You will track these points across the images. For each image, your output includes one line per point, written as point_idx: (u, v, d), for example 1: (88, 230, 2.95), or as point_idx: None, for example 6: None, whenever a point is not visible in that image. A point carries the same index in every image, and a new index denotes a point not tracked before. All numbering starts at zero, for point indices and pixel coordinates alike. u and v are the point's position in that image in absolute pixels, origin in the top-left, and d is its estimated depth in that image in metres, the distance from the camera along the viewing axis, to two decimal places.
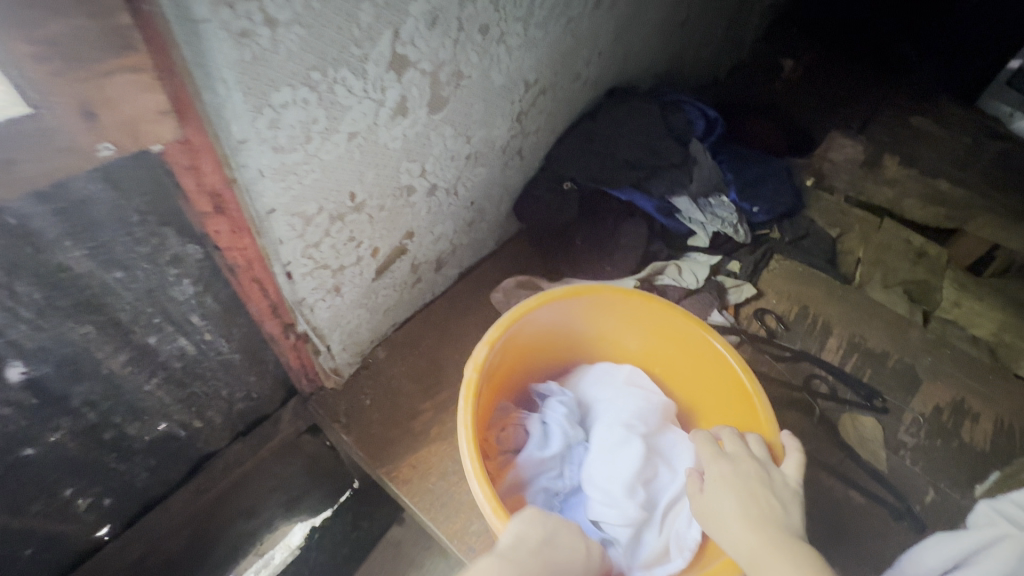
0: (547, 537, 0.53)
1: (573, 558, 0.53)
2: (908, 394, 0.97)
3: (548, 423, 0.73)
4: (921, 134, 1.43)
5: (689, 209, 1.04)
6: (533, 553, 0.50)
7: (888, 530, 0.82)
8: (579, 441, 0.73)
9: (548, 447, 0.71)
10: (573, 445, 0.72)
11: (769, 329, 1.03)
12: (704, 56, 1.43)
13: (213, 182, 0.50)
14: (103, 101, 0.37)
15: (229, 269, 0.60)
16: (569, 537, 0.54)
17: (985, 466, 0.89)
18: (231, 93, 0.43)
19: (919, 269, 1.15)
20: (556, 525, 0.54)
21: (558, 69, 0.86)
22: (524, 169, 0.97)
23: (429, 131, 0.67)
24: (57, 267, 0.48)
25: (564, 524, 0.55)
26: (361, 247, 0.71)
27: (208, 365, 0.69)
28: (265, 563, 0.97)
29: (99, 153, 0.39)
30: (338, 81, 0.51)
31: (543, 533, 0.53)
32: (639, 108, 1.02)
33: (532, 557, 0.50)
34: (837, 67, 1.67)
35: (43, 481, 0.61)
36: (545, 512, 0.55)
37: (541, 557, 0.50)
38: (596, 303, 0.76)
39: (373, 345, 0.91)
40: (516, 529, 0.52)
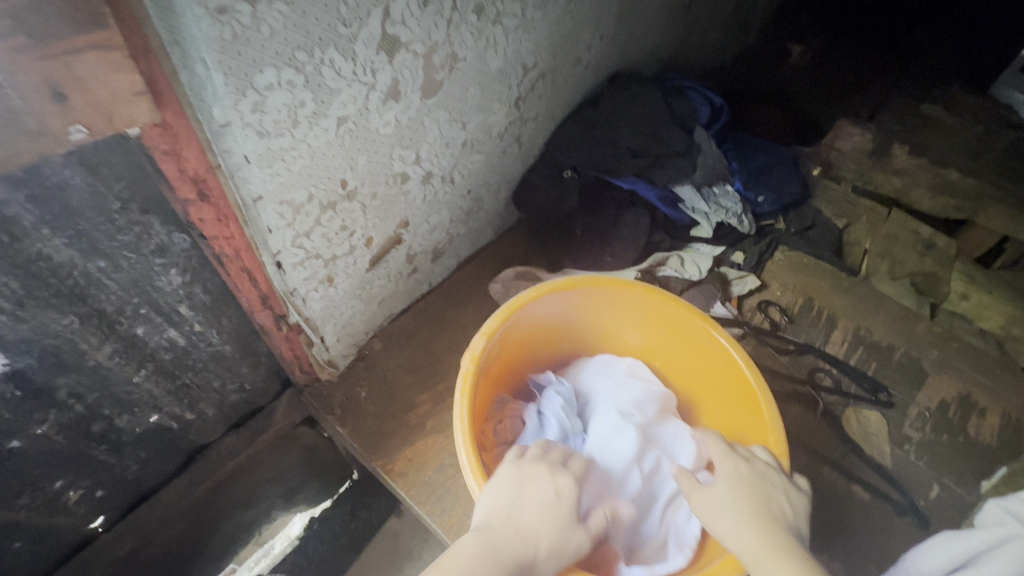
0: (517, 494, 0.52)
1: (547, 497, 0.53)
2: (914, 388, 0.95)
3: (546, 415, 0.71)
4: (933, 121, 1.39)
5: (693, 199, 1.01)
6: (504, 516, 0.50)
7: (890, 526, 0.81)
8: (577, 432, 0.70)
9: (545, 438, 0.69)
10: (572, 435, 0.70)
11: (773, 321, 1.01)
12: (710, 41, 1.39)
13: (195, 168, 0.48)
14: (72, 81, 0.35)
15: (216, 259, 0.58)
16: (539, 484, 0.54)
17: (991, 462, 0.88)
18: (211, 74, 0.42)
19: (927, 260, 1.12)
20: (524, 479, 0.54)
21: (558, 53, 0.84)
22: (523, 157, 0.95)
23: (423, 116, 0.65)
24: (35, 255, 0.46)
25: (532, 473, 0.54)
26: (354, 236, 0.69)
27: (198, 356, 0.68)
28: (265, 553, 0.98)
29: (71, 135, 0.37)
30: (325, 62, 0.49)
31: (511, 492, 0.52)
32: (642, 94, 0.99)
33: (503, 522, 0.50)
34: (846, 53, 1.63)
35: (31, 473, 0.60)
36: (514, 466, 0.55)
37: (511, 517, 0.50)
38: (596, 294, 0.74)
39: (369, 336, 0.90)
40: (488, 500, 0.52)
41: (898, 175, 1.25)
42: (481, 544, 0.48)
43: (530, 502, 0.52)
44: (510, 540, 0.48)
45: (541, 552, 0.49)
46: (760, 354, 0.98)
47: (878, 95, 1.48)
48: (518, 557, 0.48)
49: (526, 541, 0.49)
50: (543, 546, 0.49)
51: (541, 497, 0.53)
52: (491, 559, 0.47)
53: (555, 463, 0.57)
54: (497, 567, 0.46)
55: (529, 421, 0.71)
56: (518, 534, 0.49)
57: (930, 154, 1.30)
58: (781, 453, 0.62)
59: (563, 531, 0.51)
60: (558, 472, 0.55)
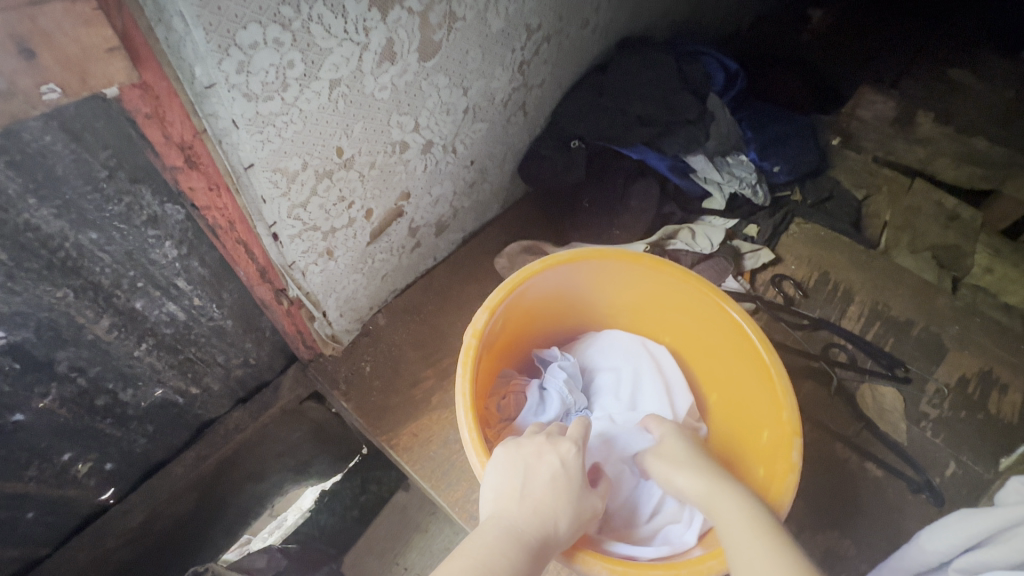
0: (523, 471, 0.50)
1: (553, 472, 0.51)
2: (933, 363, 0.92)
3: (548, 389, 0.70)
4: (960, 87, 1.32)
5: (706, 169, 0.97)
6: (515, 497, 0.48)
7: (903, 503, 0.79)
8: (580, 409, 0.70)
9: (545, 414, 0.68)
10: (573, 411, 0.69)
11: (787, 296, 0.98)
12: (726, 4, 1.32)
13: (181, 133, 0.47)
14: (38, 35, 0.33)
15: (210, 230, 0.57)
16: (540, 458, 0.52)
17: (1011, 438, 0.85)
18: (190, 29, 0.40)
19: (951, 232, 1.07)
20: (526, 455, 0.52)
21: (564, 14, 0.80)
22: (529, 127, 0.92)
23: (421, 80, 0.62)
24: (22, 226, 0.45)
25: (534, 449, 0.52)
26: (353, 207, 0.67)
27: (199, 331, 0.67)
28: (279, 524, 1.05)
29: (44, 96, 0.36)
30: (313, 19, 0.46)
31: (517, 471, 0.50)
32: (653, 59, 0.95)
33: (517, 504, 0.47)
34: (870, 16, 1.54)
35: (37, 446, 0.61)
36: (517, 446, 0.53)
37: (523, 497, 0.48)
38: (602, 267, 0.72)
39: (373, 312, 0.89)
40: (493, 484, 0.50)
41: (921, 146, 1.20)
42: (500, 530, 0.45)
43: (535, 480, 0.50)
44: (527, 520, 0.46)
45: (560, 524, 0.48)
46: (773, 330, 0.95)
47: (903, 60, 1.41)
48: (540, 534, 0.46)
49: (545, 517, 0.47)
50: (560, 518, 0.48)
51: (546, 471, 0.51)
52: (513, 542, 0.44)
53: (553, 432, 0.56)
54: (521, 550, 0.44)
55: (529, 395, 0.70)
56: (535, 512, 0.47)
57: (954, 123, 1.24)
58: (792, 430, 0.59)
59: (575, 500, 0.50)
60: (559, 441, 0.54)
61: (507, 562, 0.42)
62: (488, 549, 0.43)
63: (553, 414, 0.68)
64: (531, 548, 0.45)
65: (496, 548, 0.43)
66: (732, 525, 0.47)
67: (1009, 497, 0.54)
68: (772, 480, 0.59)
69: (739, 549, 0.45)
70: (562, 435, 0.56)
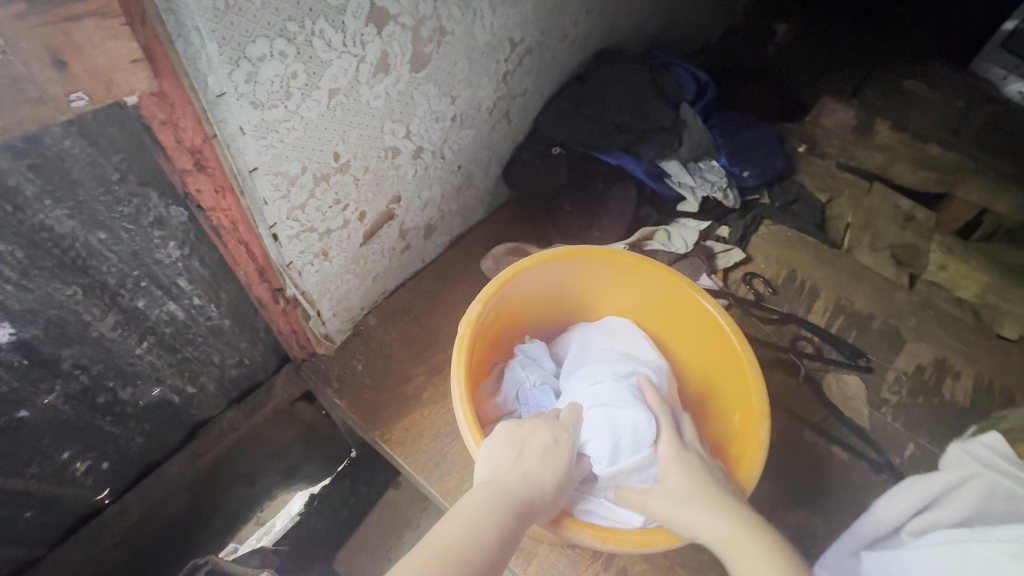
0: (519, 444, 0.55)
1: (545, 451, 0.55)
2: (892, 353, 0.99)
3: (506, 371, 0.76)
4: (913, 98, 1.42)
5: (680, 173, 1.04)
6: (508, 465, 0.52)
7: (867, 483, 0.85)
8: (533, 384, 0.74)
9: (502, 390, 0.74)
10: (528, 387, 0.74)
11: (757, 292, 1.04)
12: (696, 18, 1.40)
13: (192, 138, 0.50)
14: (70, 48, 0.37)
15: (213, 231, 0.60)
16: (536, 435, 0.57)
17: (963, 421, 0.92)
18: (205, 43, 0.43)
19: (907, 232, 1.15)
20: (524, 432, 0.56)
21: (545, 27, 0.85)
22: (512, 134, 0.96)
23: (413, 89, 0.66)
24: (37, 226, 0.47)
25: (530, 427, 0.57)
26: (348, 209, 0.70)
27: (198, 330, 0.69)
28: (266, 530, 1.03)
29: (72, 103, 0.39)
30: (315, 34, 0.50)
31: (515, 444, 0.54)
32: (628, 71, 1.01)
33: (509, 471, 0.51)
34: (830, 31, 1.64)
35: (38, 443, 0.62)
36: (517, 425, 0.57)
37: (515, 466, 0.52)
38: (586, 264, 0.77)
39: (364, 312, 0.92)
40: (489, 455, 0.54)
41: (880, 151, 1.28)
42: (493, 491, 0.49)
43: (528, 462, 0.53)
44: (516, 486, 0.50)
45: (547, 493, 0.52)
46: (745, 324, 1.01)
47: (862, 72, 1.50)
48: (529, 499, 0.50)
49: (535, 485, 0.51)
50: (548, 489, 0.52)
51: (538, 448, 0.55)
52: (502, 502, 0.48)
53: (550, 416, 0.61)
54: (508, 510, 0.48)
55: (494, 377, 0.76)
56: (526, 479, 0.51)
57: (909, 130, 1.33)
58: (761, 412, 0.64)
59: (562, 476, 0.55)
60: (554, 424, 0.60)
61: (495, 517, 0.47)
62: (476, 513, 0.47)
63: (504, 387, 0.74)
64: (517, 509, 0.48)
65: (485, 508, 0.47)
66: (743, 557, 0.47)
67: (947, 463, 0.62)
68: (744, 458, 0.64)
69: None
70: (557, 420, 0.61)
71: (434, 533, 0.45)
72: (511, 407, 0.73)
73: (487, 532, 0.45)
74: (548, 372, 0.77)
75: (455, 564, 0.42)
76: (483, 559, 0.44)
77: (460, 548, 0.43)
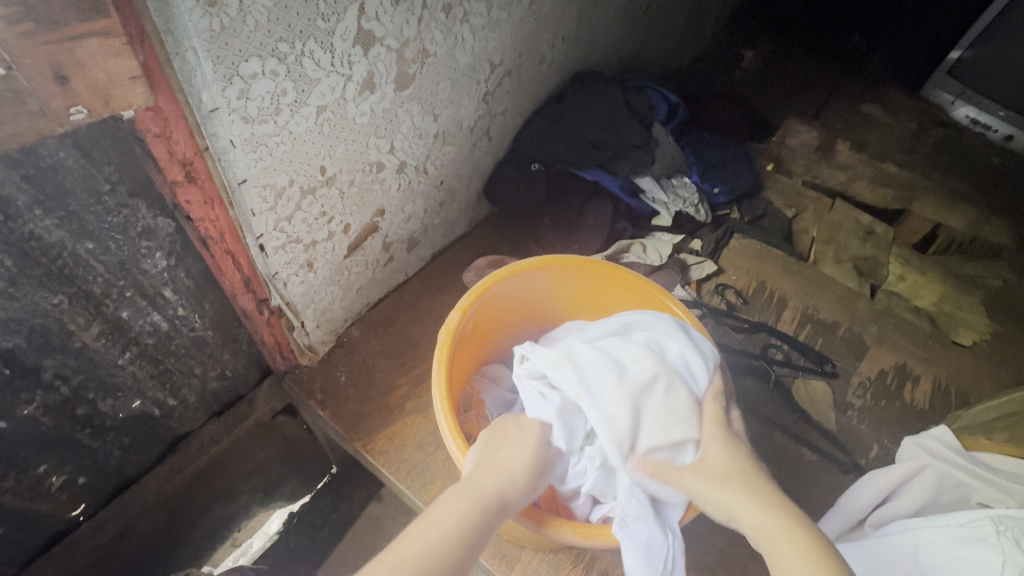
0: (493, 443, 0.59)
1: (518, 445, 0.58)
2: (856, 359, 1.04)
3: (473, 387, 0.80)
4: (870, 120, 1.52)
5: (654, 189, 1.09)
6: (481, 464, 0.55)
7: (834, 482, 0.89)
8: (494, 392, 0.80)
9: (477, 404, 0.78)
10: (492, 395, 0.79)
11: (729, 303, 1.08)
12: (667, 44, 1.48)
13: (184, 151, 0.52)
14: (73, 64, 0.39)
15: (200, 241, 0.61)
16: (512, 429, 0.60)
17: (922, 421, 0.97)
18: (200, 61, 0.46)
19: (868, 245, 1.20)
20: (499, 432, 0.60)
21: (523, 51, 0.89)
22: (493, 151, 1.00)
23: (397, 107, 0.69)
24: (27, 235, 0.49)
25: (505, 421, 0.61)
26: (333, 222, 0.73)
27: (180, 341, 0.70)
28: (243, 552, 1.02)
29: (71, 116, 0.41)
30: (305, 54, 0.53)
31: (489, 445, 0.58)
32: (603, 93, 1.06)
33: (480, 469, 0.55)
34: (793, 57, 1.74)
35: (15, 456, 0.62)
36: (501, 428, 0.61)
37: (488, 462, 0.56)
38: (561, 273, 0.81)
39: (347, 324, 0.93)
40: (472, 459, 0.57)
41: (843, 170, 1.35)
42: (466, 489, 0.53)
43: (503, 456, 0.56)
44: (485, 484, 0.53)
45: (519, 484, 0.55)
46: (718, 333, 1.04)
47: (823, 96, 1.59)
48: (499, 492, 0.53)
49: (507, 477, 0.54)
50: (520, 481, 0.55)
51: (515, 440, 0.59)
52: (469, 501, 0.52)
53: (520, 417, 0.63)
54: (475, 508, 0.51)
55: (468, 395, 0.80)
56: (497, 473, 0.55)
57: (868, 151, 1.41)
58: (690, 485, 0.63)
59: (538, 474, 0.57)
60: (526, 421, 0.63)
61: (468, 514, 0.50)
62: (448, 516, 0.50)
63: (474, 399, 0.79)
64: (486, 506, 0.52)
65: (452, 508, 0.51)
66: (797, 557, 0.48)
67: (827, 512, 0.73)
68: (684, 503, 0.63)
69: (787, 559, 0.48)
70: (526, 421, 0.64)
71: (412, 534, 0.48)
72: (486, 406, 0.77)
73: (451, 531, 0.49)
74: (505, 385, 0.82)
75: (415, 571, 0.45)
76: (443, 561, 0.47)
77: (420, 554, 0.47)
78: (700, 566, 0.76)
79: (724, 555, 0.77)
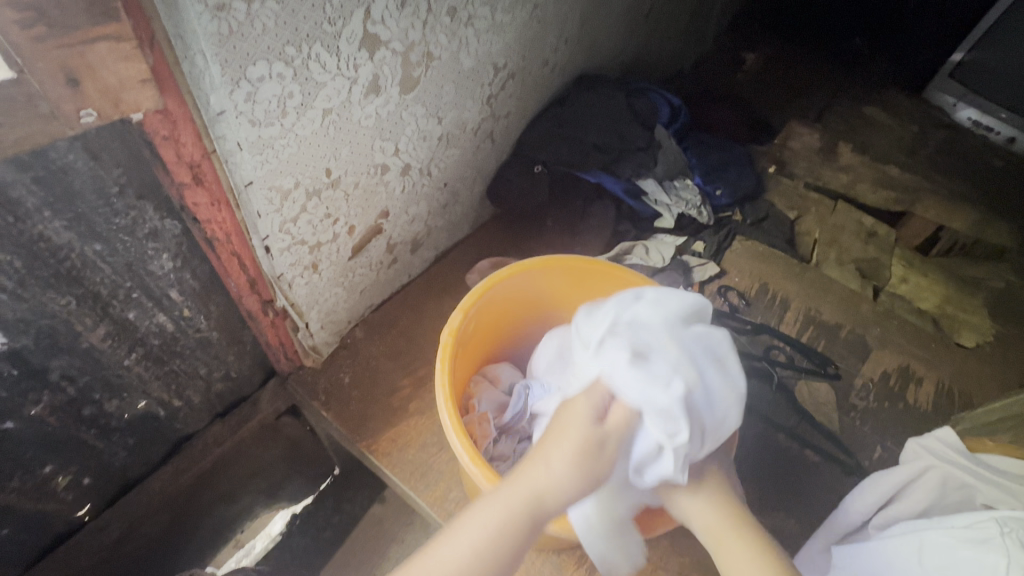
0: (557, 451, 0.53)
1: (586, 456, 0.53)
2: (859, 360, 1.04)
3: (474, 387, 0.80)
4: (872, 122, 1.52)
5: (656, 191, 1.09)
6: (534, 477, 0.52)
7: (837, 484, 0.89)
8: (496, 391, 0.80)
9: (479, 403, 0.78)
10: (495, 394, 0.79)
11: (732, 305, 1.08)
12: (669, 47, 1.48)
13: (192, 154, 0.52)
14: (84, 68, 0.40)
15: (207, 243, 0.62)
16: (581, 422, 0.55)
17: (925, 423, 0.97)
18: (208, 65, 0.46)
19: (870, 248, 1.20)
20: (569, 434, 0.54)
21: (526, 55, 0.90)
22: (496, 153, 1.00)
23: (402, 110, 0.70)
24: (36, 236, 0.49)
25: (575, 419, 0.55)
26: (338, 223, 0.73)
27: (185, 342, 0.70)
28: (247, 553, 1.02)
29: (81, 119, 0.42)
30: (312, 57, 0.54)
31: (552, 453, 0.53)
32: (606, 95, 1.06)
33: (533, 484, 0.51)
34: (795, 59, 1.74)
35: (20, 457, 0.62)
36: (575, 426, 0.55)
37: (543, 475, 0.52)
38: (561, 273, 0.81)
39: (351, 326, 0.93)
40: (537, 463, 0.53)
41: (845, 172, 1.35)
42: (513, 507, 0.51)
43: (563, 470, 0.52)
44: (531, 503, 0.51)
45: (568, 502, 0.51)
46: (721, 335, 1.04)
47: (825, 98, 1.59)
48: (544, 514, 0.51)
49: (556, 500, 0.51)
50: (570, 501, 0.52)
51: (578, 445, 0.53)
52: (513, 524, 0.50)
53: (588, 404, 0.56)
54: (514, 529, 0.50)
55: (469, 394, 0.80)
56: (547, 491, 0.51)
57: (870, 153, 1.42)
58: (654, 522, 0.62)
59: (592, 483, 0.53)
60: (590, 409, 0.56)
61: (498, 529, 0.50)
62: (486, 534, 0.50)
63: (476, 398, 0.79)
64: (526, 528, 0.50)
65: (491, 527, 0.50)
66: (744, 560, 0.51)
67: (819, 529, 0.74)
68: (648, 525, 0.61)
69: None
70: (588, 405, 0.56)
71: (436, 550, 0.50)
72: (488, 406, 0.77)
73: (486, 554, 0.49)
74: (502, 385, 0.81)
75: None
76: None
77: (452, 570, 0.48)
78: (704, 568, 0.76)
79: None
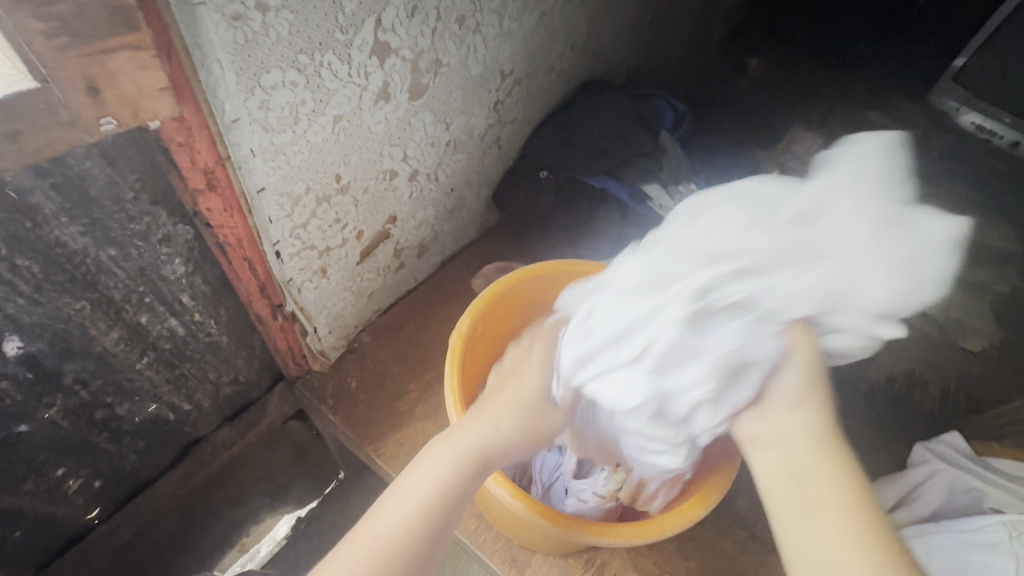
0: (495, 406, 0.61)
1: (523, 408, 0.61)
2: (865, 365, 1.04)
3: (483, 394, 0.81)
4: (876, 126, 1.52)
5: (661, 196, 1.02)
6: (475, 429, 0.57)
7: None
8: None
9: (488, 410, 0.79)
10: None
11: None
12: (673, 53, 1.49)
13: (206, 160, 0.53)
14: (104, 76, 0.40)
15: (218, 248, 0.63)
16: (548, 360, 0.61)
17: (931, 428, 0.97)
18: (224, 74, 0.47)
19: None
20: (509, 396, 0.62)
21: (533, 61, 0.91)
22: (503, 158, 1.01)
23: (410, 116, 0.71)
24: (53, 242, 0.50)
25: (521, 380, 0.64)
26: (347, 228, 0.74)
27: (195, 347, 0.71)
28: (251, 557, 0.97)
29: (101, 127, 0.43)
30: (324, 65, 0.54)
31: (489, 409, 0.60)
32: (610, 102, 1.07)
33: (475, 434, 0.57)
34: (799, 63, 1.74)
35: (33, 460, 0.63)
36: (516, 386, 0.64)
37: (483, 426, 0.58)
38: (569, 278, 0.81)
39: (359, 330, 0.94)
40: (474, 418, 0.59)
41: None
42: (455, 455, 0.55)
43: (501, 420, 0.59)
44: (474, 449, 0.56)
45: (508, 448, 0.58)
46: None
47: (828, 103, 1.60)
48: (487, 458, 0.56)
49: (498, 444, 0.57)
50: (509, 448, 0.58)
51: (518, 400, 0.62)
52: (457, 469, 0.54)
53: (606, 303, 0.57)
54: (461, 474, 0.54)
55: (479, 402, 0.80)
56: (488, 438, 0.57)
57: None
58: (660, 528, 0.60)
59: (530, 436, 0.61)
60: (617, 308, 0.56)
61: (445, 477, 0.53)
62: (432, 484, 0.52)
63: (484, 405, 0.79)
64: (472, 473, 0.55)
65: (437, 479, 0.53)
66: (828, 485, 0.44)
67: None
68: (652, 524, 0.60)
69: (792, 521, 0.45)
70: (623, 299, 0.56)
71: (387, 506, 0.51)
72: None
73: (437, 501, 0.52)
74: None
75: (396, 541, 0.48)
76: (428, 533, 0.50)
77: (403, 523, 0.50)
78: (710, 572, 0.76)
79: (734, 561, 0.78)
